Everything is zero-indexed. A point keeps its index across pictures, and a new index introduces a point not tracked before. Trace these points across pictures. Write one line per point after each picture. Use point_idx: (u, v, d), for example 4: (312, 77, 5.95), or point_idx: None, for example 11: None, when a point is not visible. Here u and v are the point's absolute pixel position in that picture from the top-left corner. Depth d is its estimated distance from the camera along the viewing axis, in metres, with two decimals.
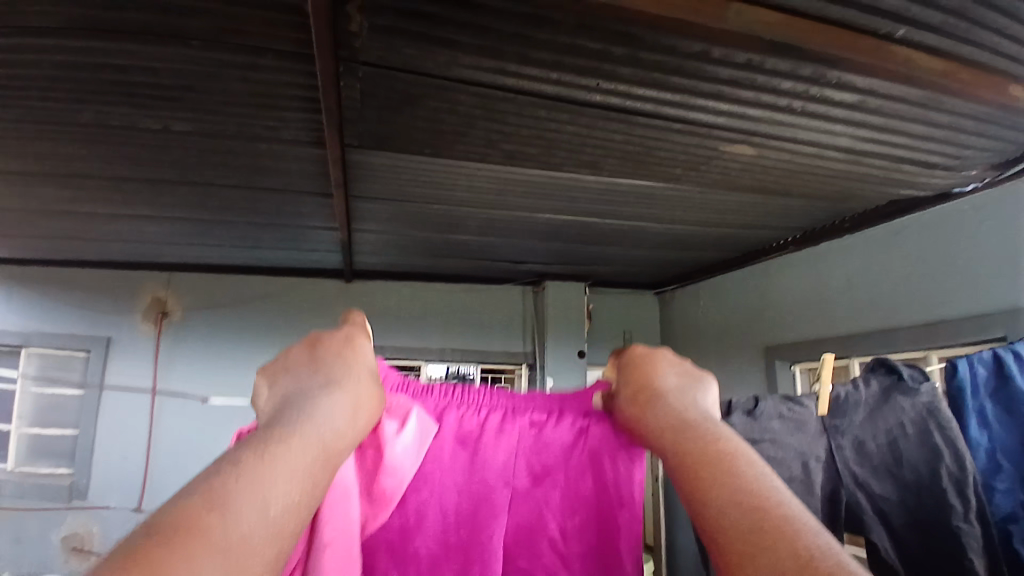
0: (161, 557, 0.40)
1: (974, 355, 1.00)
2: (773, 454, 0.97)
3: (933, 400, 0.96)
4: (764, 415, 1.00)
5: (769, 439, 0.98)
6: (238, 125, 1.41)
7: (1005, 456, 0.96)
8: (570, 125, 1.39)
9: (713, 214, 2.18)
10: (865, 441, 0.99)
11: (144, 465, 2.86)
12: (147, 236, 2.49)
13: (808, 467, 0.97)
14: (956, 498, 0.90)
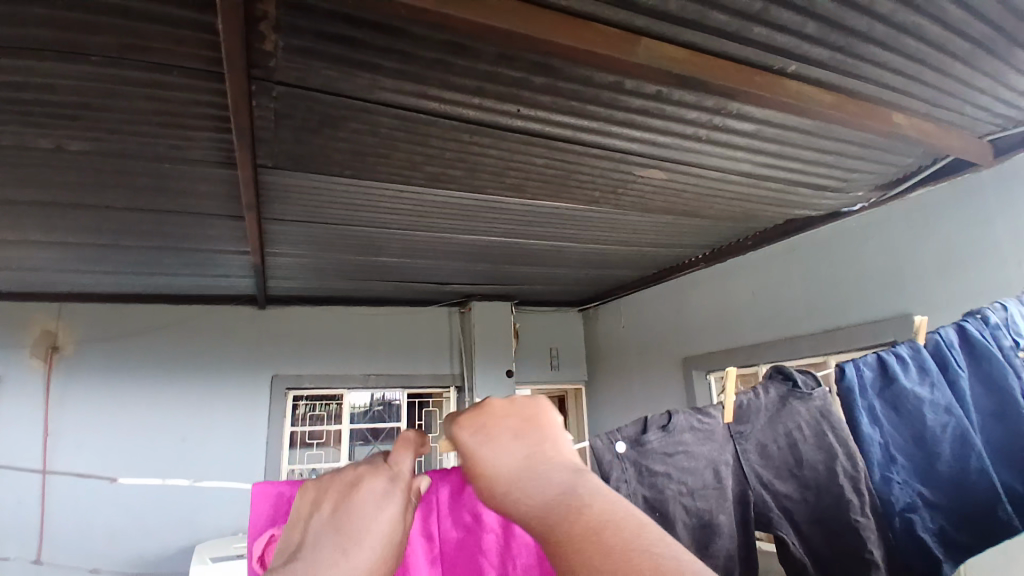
0: None
1: (860, 359, 1.12)
2: (688, 464, 1.04)
3: (824, 404, 1.12)
4: (677, 429, 1.07)
5: (682, 451, 1.05)
6: (140, 145, 1.33)
7: (897, 451, 1.09)
8: (492, 148, 1.41)
9: (630, 234, 2.28)
10: (767, 444, 1.10)
11: (35, 516, 2.57)
12: (34, 264, 2.27)
13: (720, 473, 1.06)
14: (854, 493, 1.05)
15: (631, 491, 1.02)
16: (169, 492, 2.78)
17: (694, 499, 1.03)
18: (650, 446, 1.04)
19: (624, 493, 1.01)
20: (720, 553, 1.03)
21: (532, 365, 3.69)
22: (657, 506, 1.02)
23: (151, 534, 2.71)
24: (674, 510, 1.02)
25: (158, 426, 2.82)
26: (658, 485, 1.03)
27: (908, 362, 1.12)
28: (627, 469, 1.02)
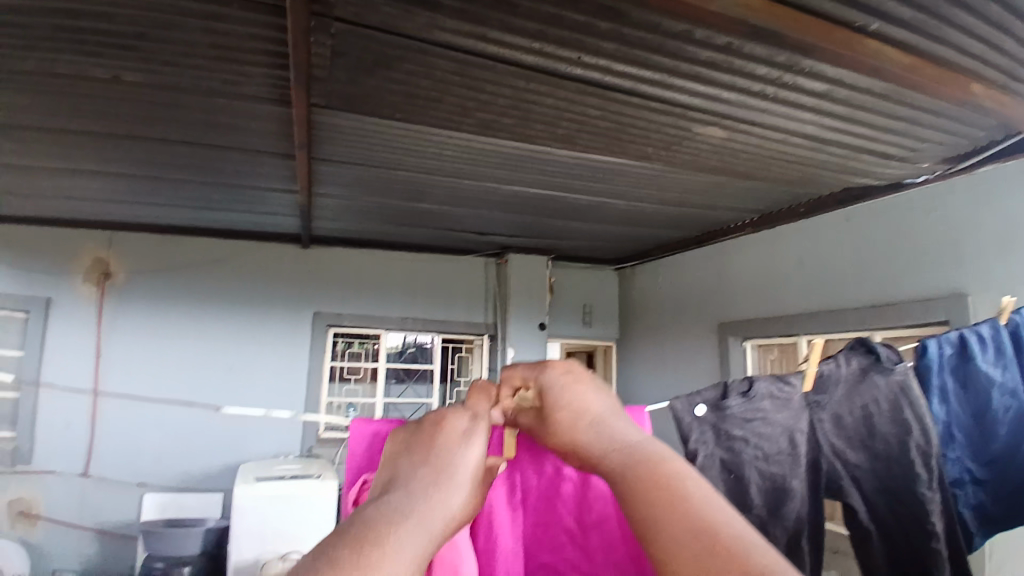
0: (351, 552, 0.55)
1: (943, 337, 1.10)
2: (765, 431, 1.05)
3: (905, 378, 1.07)
4: (758, 396, 1.06)
5: (761, 418, 1.06)
6: (196, 79, 1.33)
7: (957, 430, 1.10)
8: (547, 96, 1.37)
9: (678, 193, 2.21)
10: (842, 415, 1.09)
11: (91, 431, 2.76)
12: (89, 193, 2.34)
13: (796, 440, 1.07)
14: (922, 467, 1.04)
15: (707, 453, 1.05)
16: (212, 418, 2.92)
17: (769, 465, 1.05)
18: (729, 411, 1.06)
19: (702, 454, 1.04)
20: (790, 519, 1.04)
21: (565, 319, 3.70)
22: (732, 469, 1.05)
23: (196, 456, 2.88)
24: (749, 475, 1.05)
25: (203, 356, 2.95)
26: (734, 449, 1.05)
27: (987, 343, 1.09)
28: (705, 433, 1.05)
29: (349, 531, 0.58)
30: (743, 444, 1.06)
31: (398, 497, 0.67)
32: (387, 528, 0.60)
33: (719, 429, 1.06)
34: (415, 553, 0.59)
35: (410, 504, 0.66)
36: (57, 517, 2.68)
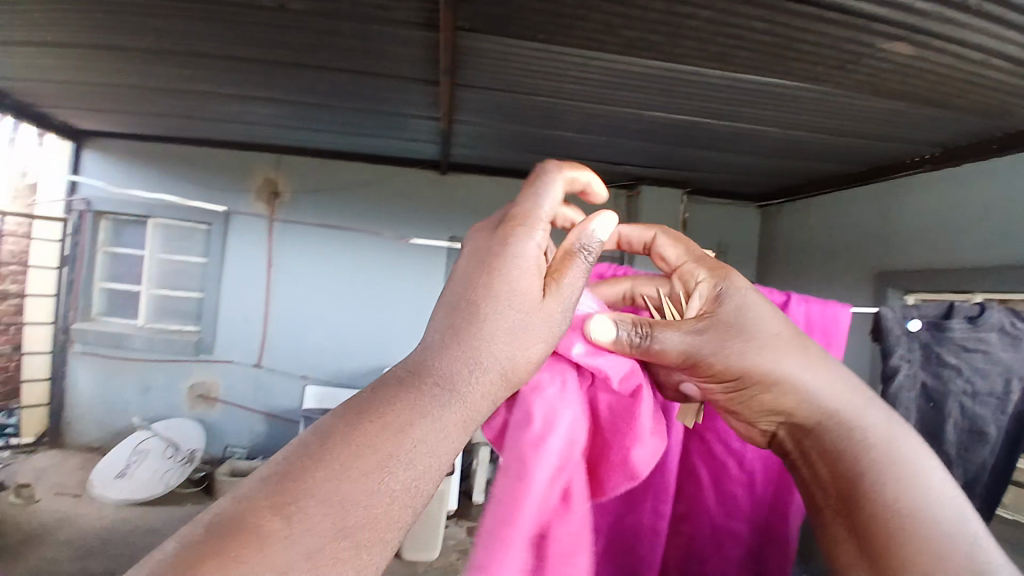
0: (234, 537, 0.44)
1: None
2: (984, 366, 1.05)
3: None
4: (988, 322, 1.05)
5: (981, 349, 1.05)
6: (352, 5, 1.39)
7: None
8: (703, 10, 1.26)
9: (844, 122, 1.96)
10: None
11: (264, 329, 3.19)
12: (260, 118, 2.59)
13: (1011, 383, 1.07)
14: None
15: (911, 373, 1.06)
16: (359, 329, 3.25)
17: (974, 403, 1.07)
18: (949, 335, 1.05)
19: (904, 373, 1.06)
20: (973, 457, 1.09)
21: None
22: (931, 396, 1.07)
23: (345, 360, 3.24)
24: (948, 406, 1.07)
25: (351, 273, 3.24)
26: (942, 376, 1.06)
27: None
28: (914, 351, 1.06)
29: (334, 455, 0.50)
30: (954, 373, 1.06)
31: (421, 388, 0.57)
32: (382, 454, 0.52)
33: (931, 350, 1.06)
34: (400, 487, 0.52)
35: (431, 413, 0.56)
36: (233, 401, 3.21)
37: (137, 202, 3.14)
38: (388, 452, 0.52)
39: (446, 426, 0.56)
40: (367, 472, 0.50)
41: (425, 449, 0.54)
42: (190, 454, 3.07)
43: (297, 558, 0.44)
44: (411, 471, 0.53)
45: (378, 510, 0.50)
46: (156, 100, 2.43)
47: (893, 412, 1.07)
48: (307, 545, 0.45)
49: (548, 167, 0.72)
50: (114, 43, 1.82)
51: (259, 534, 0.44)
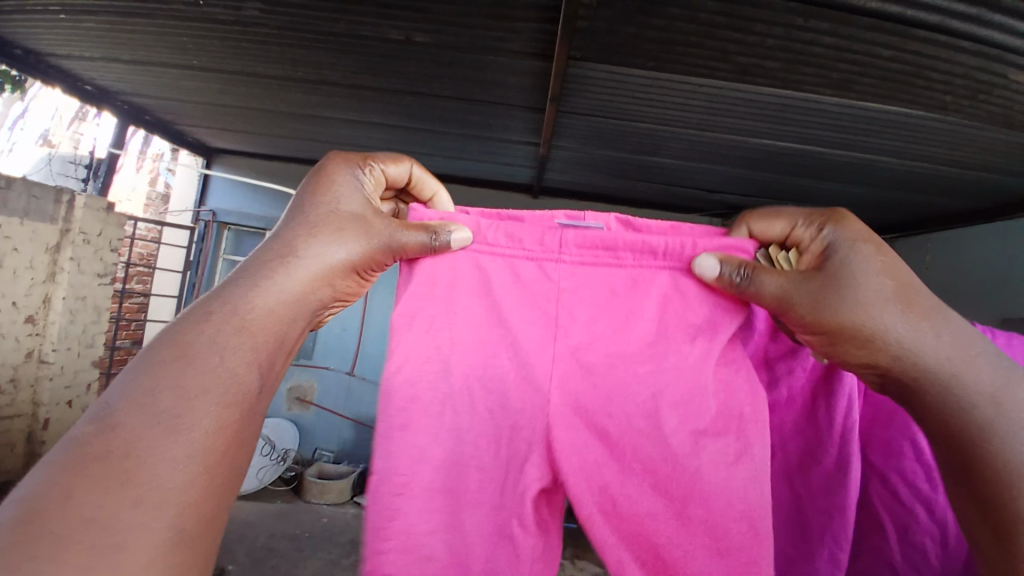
0: (71, 494, 0.43)
1: None
2: None
3: None
4: None
5: None
6: (470, 37, 1.47)
7: None
8: (827, 37, 1.22)
9: (970, 154, 1.83)
10: None
11: (356, 341, 3.36)
12: (368, 141, 2.77)
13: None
14: None
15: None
16: None
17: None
18: None
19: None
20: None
21: None
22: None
23: None
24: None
25: None
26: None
27: None
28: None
29: (142, 381, 0.50)
30: None
31: (217, 307, 0.58)
32: (175, 366, 0.52)
33: None
34: (212, 390, 0.51)
35: (239, 301, 0.58)
36: (326, 406, 3.39)
37: (256, 215, 3.45)
38: (185, 366, 0.52)
39: (256, 330, 0.58)
40: (181, 378, 0.51)
41: (236, 356, 0.55)
42: (285, 454, 3.21)
43: (123, 510, 0.43)
44: (217, 372, 0.53)
45: (209, 422, 0.50)
46: (280, 123, 2.67)
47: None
48: (154, 471, 0.46)
49: (378, 154, 0.76)
50: (251, 71, 2.03)
51: (101, 471, 0.44)
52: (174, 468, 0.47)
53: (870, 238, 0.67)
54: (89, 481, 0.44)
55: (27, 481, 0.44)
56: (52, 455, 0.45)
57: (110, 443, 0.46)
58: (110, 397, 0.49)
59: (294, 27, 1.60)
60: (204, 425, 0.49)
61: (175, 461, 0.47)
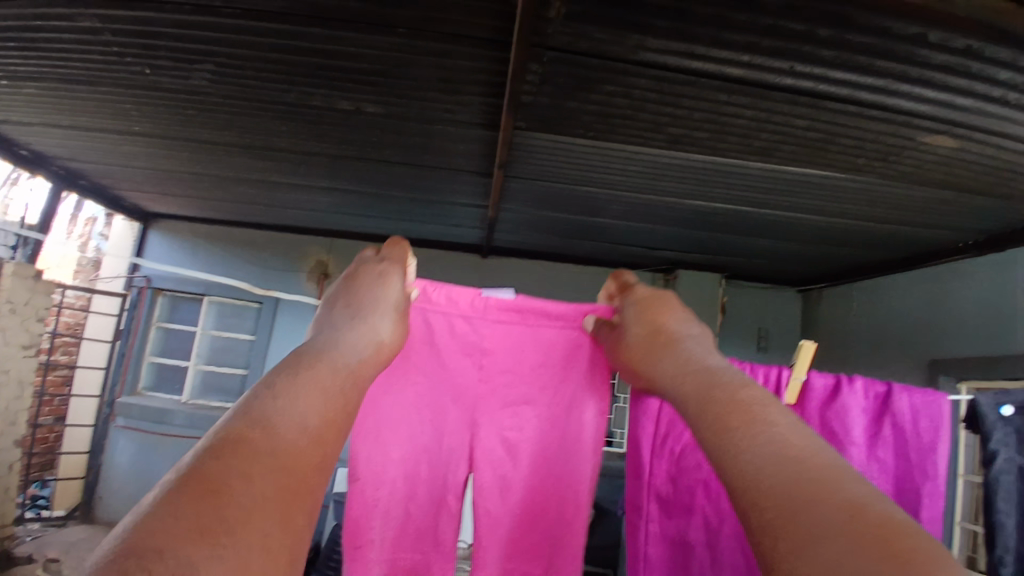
0: (185, 518, 0.40)
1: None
2: None
3: None
4: None
5: None
6: (421, 108, 1.54)
7: None
8: (749, 109, 1.35)
9: (883, 209, 2.00)
10: None
11: None
12: (316, 205, 2.77)
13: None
14: None
15: (1012, 459, 0.88)
16: None
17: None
18: None
19: (1005, 458, 0.89)
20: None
21: (738, 342, 3.50)
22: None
23: None
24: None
25: None
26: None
27: None
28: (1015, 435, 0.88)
29: (240, 424, 0.50)
30: None
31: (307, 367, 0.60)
32: (268, 430, 0.51)
33: None
34: (306, 434, 0.53)
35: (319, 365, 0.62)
36: None
37: (196, 281, 3.34)
38: (272, 425, 0.52)
39: (331, 389, 0.60)
40: (280, 420, 0.53)
41: (312, 414, 0.56)
42: None
43: (245, 546, 0.41)
44: (308, 427, 0.54)
45: (299, 464, 0.51)
46: (225, 188, 2.64)
47: (993, 502, 0.90)
48: (255, 506, 0.44)
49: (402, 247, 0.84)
50: (197, 138, 2.03)
51: (209, 498, 0.42)
52: (271, 507, 0.46)
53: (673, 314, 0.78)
54: (198, 505, 0.42)
55: (143, 503, 0.42)
56: (164, 482, 0.43)
57: (219, 468, 0.45)
58: (205, 438, 0.49)
59: (245, 97, 1.63)
60: (287, 473, 0.49)
61: (271, 496, 0.46)
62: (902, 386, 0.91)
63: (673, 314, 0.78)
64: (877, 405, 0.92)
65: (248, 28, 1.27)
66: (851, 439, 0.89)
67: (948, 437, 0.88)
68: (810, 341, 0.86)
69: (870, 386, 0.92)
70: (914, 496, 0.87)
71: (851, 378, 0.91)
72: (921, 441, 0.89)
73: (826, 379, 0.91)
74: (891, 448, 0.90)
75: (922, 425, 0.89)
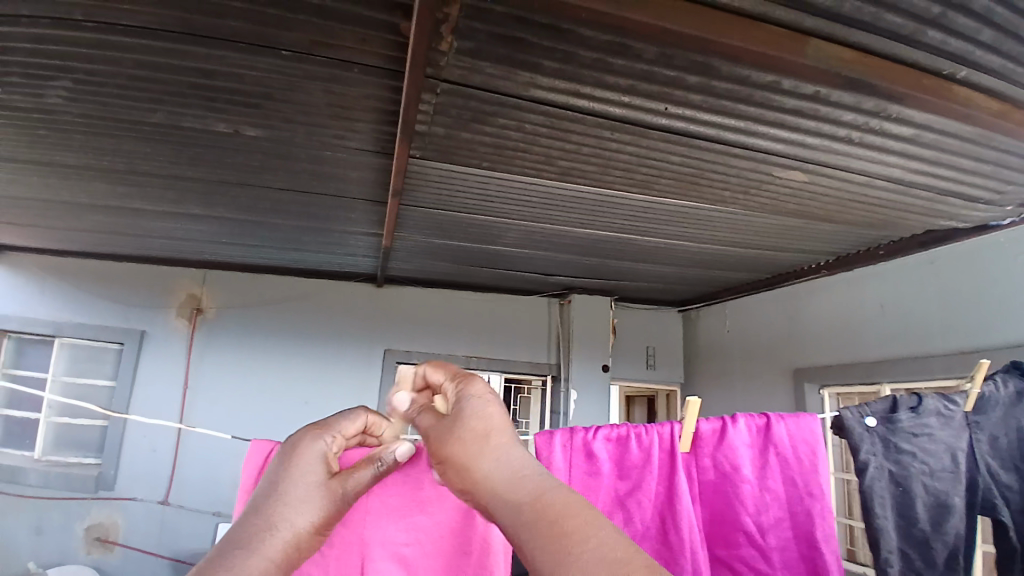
0: None
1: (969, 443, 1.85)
2: (932, 447, 1.00)
3: None
4: (925, 411, 1.02)
5: (926, 434, 1.01)
6: (308, 133, 1.48)
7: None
8: (631, 145, 1.44)
9: (748, 235, 2.21)
10: (1000, 436, 1.05)
11: (173, 459, 2.93)
12: (189, 234, 2.57)
13: (957, 458, 1.02)
14: None
15: (878, 465, 0.97)
16: None
17: (934, 480, 0.99)
18: (901, 425, 1.00)
19: (873, 466, 0.97)
20: (950, 537, 0.97)
21: (629, 362, 3.67)
22: (899, 482, 0.98)
23: None
24: (916, 489, 0.98)
25: (282, 388, 3.11)
26: (903, 463, 0.99)
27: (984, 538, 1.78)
28: (876, 444, 0.98)
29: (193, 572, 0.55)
30: (911, 458, 0.99)
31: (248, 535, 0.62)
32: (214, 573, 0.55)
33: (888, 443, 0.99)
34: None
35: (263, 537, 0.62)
36: (134, 544, 2.85)
37: (43, 320, 2.94)
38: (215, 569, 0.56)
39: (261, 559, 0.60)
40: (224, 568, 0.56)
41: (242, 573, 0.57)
42: None
43: None
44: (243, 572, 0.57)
45: None
46: (80, 215, 2.37)
47: (869, 506, 0.95)
48: None
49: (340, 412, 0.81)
50: (46, 159, 1.80)
51: None
52: None
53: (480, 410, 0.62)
54: None
55: None
56: None
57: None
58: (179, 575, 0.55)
59: (103, 115, 1.48)
60: None
61: None
62: (776, 415, 0.96)
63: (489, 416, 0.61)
64: (760, 438, 0.95)
65: (111, 43, 1.16)
66: (741, 475, 0.91)
67: (823, 454, 0.93)
68: (696, 397, 0.88)
69: (751, 425, 0.95)
70: (808, 516, 0.89)
71: (733, 416, 0.95)
72: (803, 463, 0.92)
73: (712, 426, 0.95)
74: (782, 477, 0.92)
75: (800, 452, 0.93)
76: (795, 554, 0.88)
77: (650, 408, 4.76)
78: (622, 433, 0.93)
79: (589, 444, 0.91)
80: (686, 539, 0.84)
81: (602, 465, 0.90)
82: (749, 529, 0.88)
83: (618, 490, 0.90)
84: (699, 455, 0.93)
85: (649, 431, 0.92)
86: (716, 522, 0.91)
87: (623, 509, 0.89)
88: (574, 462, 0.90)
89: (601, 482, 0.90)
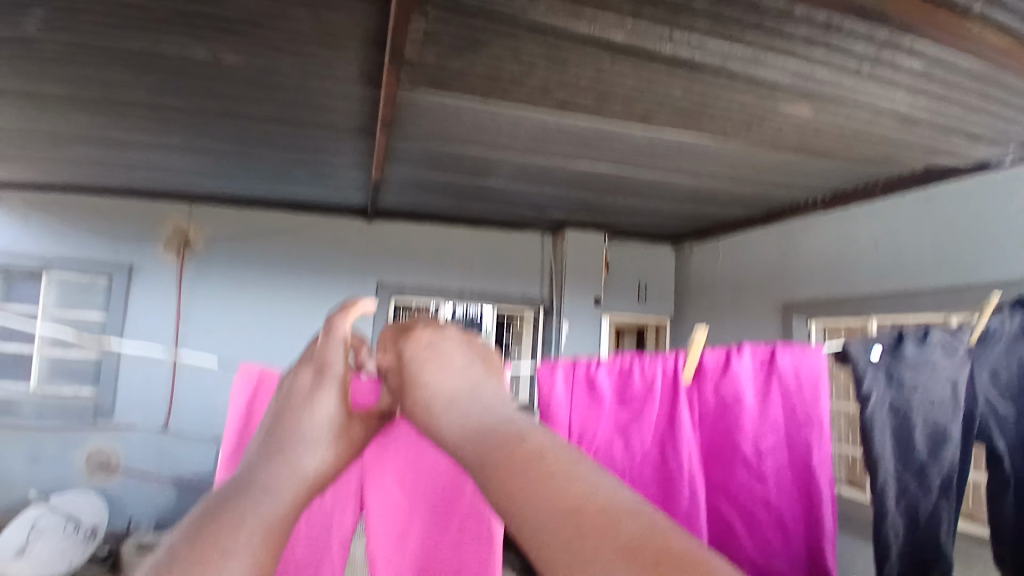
0: None
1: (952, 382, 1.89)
2: (934, 379, 1.02)
3: None
4: (934, 345, 1.03)
5: (932, 366, 1.03)
6: (291, 61, 1.40)
7: None
8: (632, 76, 1.38)
9: (746, 171, 2.16)
10: (1001, 369, 1.07)
11: (170, 390, 2.99)
12: (172, 167, 2.48)
13: (960, 390, 1.04)
14: None
15: (879, 397, 1.00)
16: None
17: (935, 411, 1.02)
18: (906, 358, 1.02)
19: (875, 396, 1.00)
20: (946, 464, 1.01)
21: (620, 296, 3.70)
22: (899, 412, 1.01)
23: None
24: (915, 419, 1.01)
25: (275, 322, 3.13)
26: (904, 393, 1.01)
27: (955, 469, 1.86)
28: (879, 376, 1.00)
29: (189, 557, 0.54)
30: (913, 389, 1.02)
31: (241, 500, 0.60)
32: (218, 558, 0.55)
33: (892, 375, 1.02)
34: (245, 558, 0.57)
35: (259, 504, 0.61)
36: (136, 470, 2.94)
37: (28, 253, 2.89)
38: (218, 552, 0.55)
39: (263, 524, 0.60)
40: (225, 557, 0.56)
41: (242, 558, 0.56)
42: (94, 527, 2.72)
43: None
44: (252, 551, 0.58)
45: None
46: (54, 147, 2.28)
47: (869, 434, 0.98)
48: None
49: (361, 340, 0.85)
50: (11, 88, 1.71)
51: None
52: None
53: (459, 352, 0.63)
54: None
55: None
56: None
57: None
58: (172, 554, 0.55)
59: (70, 40, 1.38)
60: None
61: None
62: (780, 344, 0.96)
63: (451, 365, 0.61)
64: (761, 368, 0.95)
65: None
66: (740, 404, 0.93)
67: (823, 381, 0.93)
68: (703, 327, 0.88)
69: (750, 354, 0.95)
70: (804, 444, 0.91)
71: (737, 346, 0.95)
72: (803, 392, 0.93)
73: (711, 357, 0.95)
74: (783, 406, 0.93)
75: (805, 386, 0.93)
76: (790, 483, 0.91)
77: (639, 341, 4.85)
78: (626, 364, 0.94)
79: (591, 373, 0.94)
80: (685, 466, 0.87)
81: (602, 392, 0.93)
82: (747, 455, 0.91)
83: (619, 419, 0.92)
84: (700, 386, 0.95)
85: (652, 362, 0.94)
86: (715, 447, 0.94)
87: (625, 437, 0.91)
88: (580, 394, 0.93)
89: (603, 411, 0.92)
